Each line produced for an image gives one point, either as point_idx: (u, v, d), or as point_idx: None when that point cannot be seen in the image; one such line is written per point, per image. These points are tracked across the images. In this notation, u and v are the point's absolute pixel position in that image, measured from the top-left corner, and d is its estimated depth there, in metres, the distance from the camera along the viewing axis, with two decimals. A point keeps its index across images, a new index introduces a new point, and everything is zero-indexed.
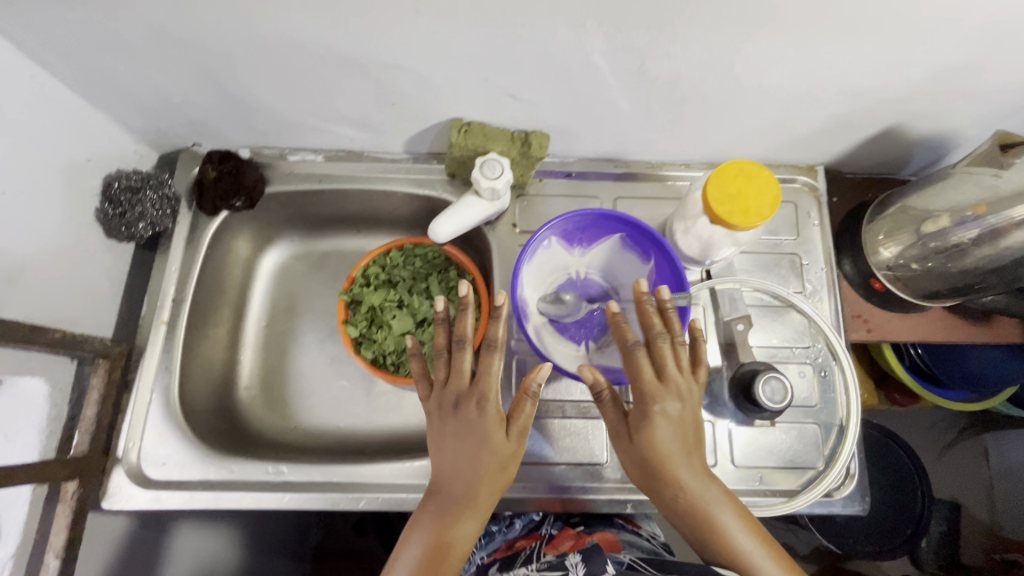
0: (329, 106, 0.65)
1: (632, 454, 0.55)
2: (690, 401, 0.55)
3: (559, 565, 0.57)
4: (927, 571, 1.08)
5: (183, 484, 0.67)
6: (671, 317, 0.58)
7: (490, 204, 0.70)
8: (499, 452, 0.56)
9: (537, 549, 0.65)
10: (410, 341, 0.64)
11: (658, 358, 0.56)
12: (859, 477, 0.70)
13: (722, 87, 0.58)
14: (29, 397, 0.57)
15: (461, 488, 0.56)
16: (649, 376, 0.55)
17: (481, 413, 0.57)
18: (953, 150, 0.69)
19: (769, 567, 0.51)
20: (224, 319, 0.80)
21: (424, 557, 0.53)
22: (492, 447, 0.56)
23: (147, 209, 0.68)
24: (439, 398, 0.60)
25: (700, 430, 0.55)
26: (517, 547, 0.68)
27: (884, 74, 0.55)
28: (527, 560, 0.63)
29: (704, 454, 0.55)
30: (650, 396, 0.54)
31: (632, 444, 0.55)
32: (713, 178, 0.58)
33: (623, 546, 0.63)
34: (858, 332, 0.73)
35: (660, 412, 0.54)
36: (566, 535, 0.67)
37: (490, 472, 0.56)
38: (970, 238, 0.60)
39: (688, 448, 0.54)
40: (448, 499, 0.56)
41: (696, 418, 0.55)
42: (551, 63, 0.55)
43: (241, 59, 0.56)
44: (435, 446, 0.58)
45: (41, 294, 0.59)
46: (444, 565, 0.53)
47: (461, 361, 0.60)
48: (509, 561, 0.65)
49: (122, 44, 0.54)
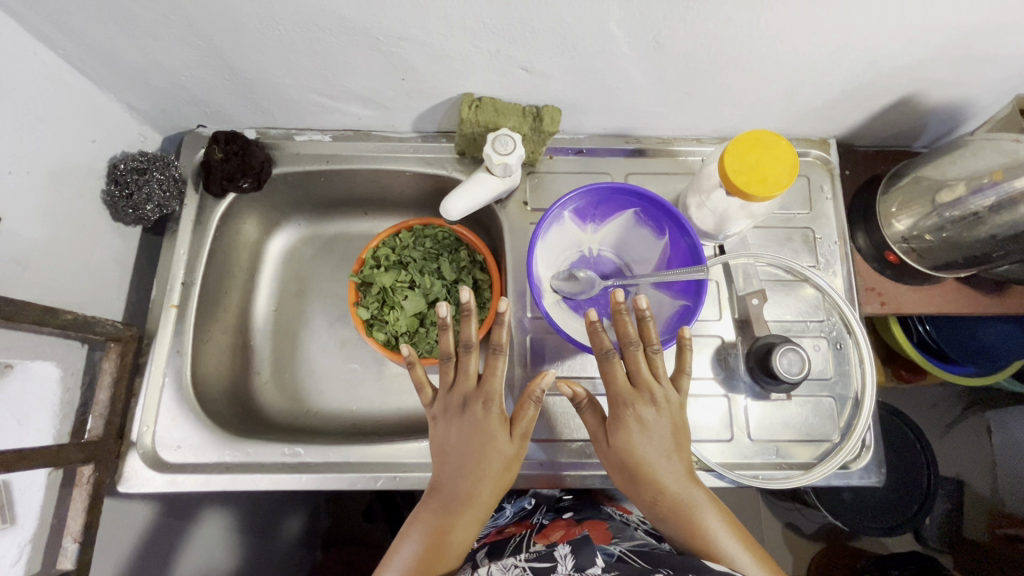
0: (338, 82, 0.64)
1: (612, 460, 0.59)
2: (667, 407, 0.58)
3: (548, 556, 0.56)
4: (931, 547, 1.10)
5: (198, 467, 0.66)
6: (647, 325, 0.59)
7: (501, 181, 0.69)
8: (502, 454, 0.58)
9: (527, 537, 0.64)
10: (406, 348, 0.62)
11: (633, 365, 0.58)
12: (875, 448, 0.70)
13: (739, 57, 0.57)
14: (41, 382, 0.56)
15: (463, 489, 0.57)
16: (624, 383, 0.58)
17: (487, 414, 0.58)
18: (967, 120, 0.69)
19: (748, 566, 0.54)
20: (233, 303, 0.79)
21: (421, 555, 0.55)
22: (495, 449, 0.57)
23: (154, 190, 0.66)
24: (445, 401, 0.60)
25: (680, 435, 0.58)
26: (508, 533, 0.68)
27: (905, 40, 0.54)
28: (516, 549, 0.61)
29: (683, 457, 0.58)
30: (623, 403, 0.57)
31: (610, 451, 0.59)
32: (730, 149, 0.57)
33: (613, 537, 0.63)
34: (873, 305, 0.73)
35: (636, 418, 0.57)
36: (556, 525, 0.66)
37: (493, 473, 0.57)
38: (987, 205, 0.60)
39: (665, 453, 0.57)
40: (449, 498, 0.57)
41: (674, 423, 0.58)
42: (567, 32, 0.54)
43: (249, 32, 0.55)
44: (438, 447, 0.59)
45: (48, 278, 0.58)
46: (441, 561, 0.55)
47: (467, 363, 0.60)
48: (498, 546, 0.64)
49: (126, 17, 0.52)
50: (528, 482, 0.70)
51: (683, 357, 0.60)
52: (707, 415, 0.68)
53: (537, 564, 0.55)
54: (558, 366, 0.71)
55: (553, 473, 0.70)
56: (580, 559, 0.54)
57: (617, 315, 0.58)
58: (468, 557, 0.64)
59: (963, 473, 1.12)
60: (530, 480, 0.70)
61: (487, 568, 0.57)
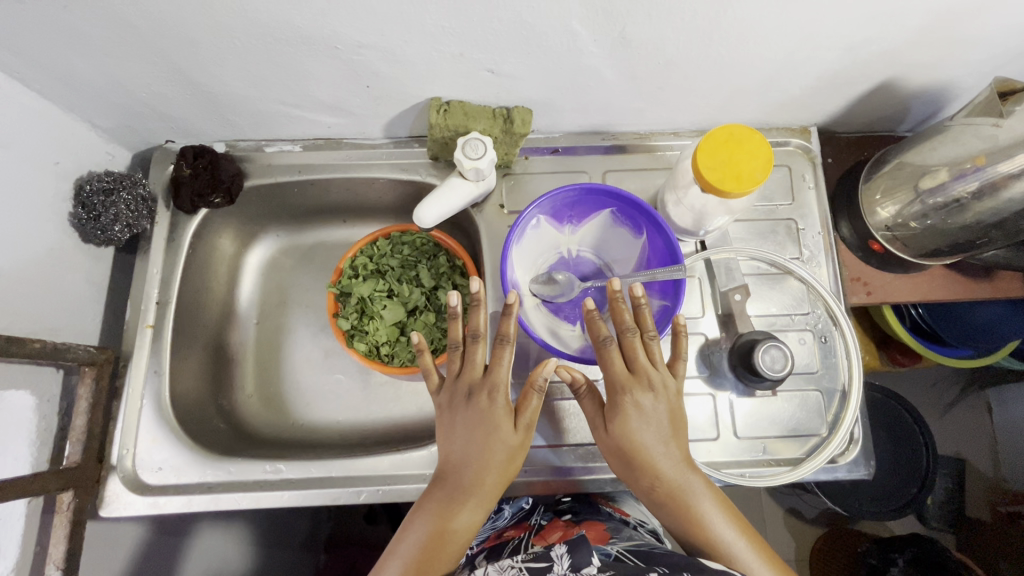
0: (304, 91, 0.62)
1: (610, 447, 0.58)
2: (664, 392, 0.57)
3: (544, 556, 0.56)
4: (933, 526, 1.08)
5: (180, 488, 0.66)
6: (642, 312, 0.59)
7: (475, 185, 0.68)
8: (508, 443, 0.57)
9: (525, 539, 0.63)
10: (417, 337, 0.63)
11: (629, 353, 0.58)
12: (863, 441, 0.69)
13: (709, 50, 0.56)
14: (15, 411, 0.55)
15: (468, 479, 0.56)
16: (620, 370, 0.57)
17: (492, 405, 0.57)
18: (951, 102, 0.67)
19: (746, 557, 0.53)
20: (212, 318, 0.78)
21: (425, 543, 0.53)
22: (501, 439, 0.56)
23: (122, 210, 0.66)
24: (451, 390, 0.60)
25: (677, 421, 0.57)
26: (506, 537, 0.66)
27: (880, 25, 0.52)
28: (514, 551, 0.61)
29: (681, 444, 0.57)
30: (619, 388, 0.56)
31: (609, 438, 0.57)
32: (704, 144, 0.55)
33: (610, 537, 0.62)
34: (858, 296, 0.72)
35: (633, 405, 0.56)
36: (554, 526, 0.65)
37: (498, 463, 0.56)
38: (971, 191, 0.58)
39: (662, 439, 0.55)
40: (454, 488, 0.56)
41: (671, 409, 0.57)
42: (531, 33, 0.52)
43: (205, 45, 0.53)
44: (443, 437, 0.58)
45: (17, 306, 0.57)
46: (439, 560, 0.53)
47: (473, 353, 0.60)
48: (496, 550, 0.63)
49: (80, 37, 0.51)
50: (520, 488, 0.68)
51: (679, 343, 0.59)
52: (693, 415, 0.68)
53: (533, 565, 0.54)
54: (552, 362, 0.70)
55: (543, 479, 0.69)
56: (576, 558, 0.53)
57: (614, 303, 0.59)
58: (466, 561, 0.64)
59: (964, 452, 1.11)
60: (525, 486, 0.68)
61: (483, 568, 0.56)
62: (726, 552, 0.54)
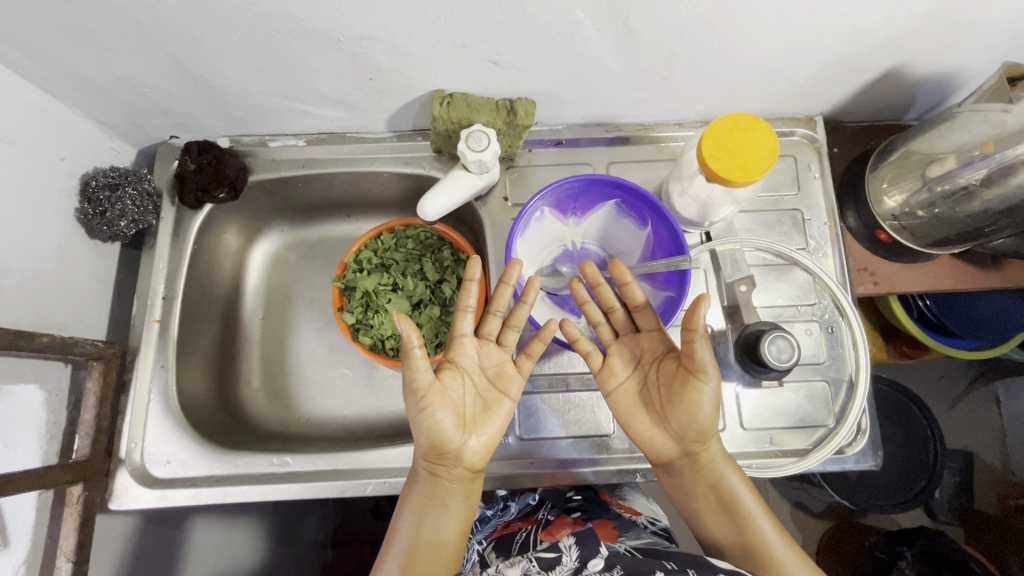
0: (306, 85, 0.62)
1: (651, 433, 0.58)
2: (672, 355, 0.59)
3: (553, 546, 0.57)
4: (942, 520, 1.08)
5: (188, 481, 0.66)
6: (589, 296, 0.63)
7: (479, 177, 0.68)
8: (455, 426, 0.55)
9: (533, 533, 0.63)
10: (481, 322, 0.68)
11: (647, 318, 0.60)
12: (870, 432, 0.69)
13: (713, 38, 0.55)
14: (24, 405, 0.56)
15: (429, 461, 0.57)
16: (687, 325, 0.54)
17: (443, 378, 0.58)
18: (957, 90, 0.66)
19: (765, 522, 0.55)
20: (218, 313, 0.79)
21: (410, 537, 0.55)
22: (445, 423, 0.54)
23: (127, 206, 0.66)
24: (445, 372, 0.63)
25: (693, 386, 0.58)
26: (513, 529, 0.66)
27: (887, 11, 0.52)
28: (522, 546, 0.60)
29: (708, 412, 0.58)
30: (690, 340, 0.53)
31: (649, 420, 0.58)
32: (707, 135, 0.55)
33: (619, 535, 0.61)
34: (865, 286, 0.72)
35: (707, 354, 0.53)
36: (563, 522, 0.64)
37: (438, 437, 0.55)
38: (979, 178, 0.57)
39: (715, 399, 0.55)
40: (424, 474, 0.57)
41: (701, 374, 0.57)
42: (533, 23, 0.52)
43: (208, 39, 0.53)
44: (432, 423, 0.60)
45: (24, 301, 0.58)
46: (421, 547, 0.54)
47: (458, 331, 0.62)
48: (504, 544, 0.63)
49: (85, 32, 0.51)
50: (527, 480, 0.68)
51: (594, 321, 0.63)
52: None
53: (542, 555, 0.55)
54: (546, 363, 0.71)
55: (550, 471, 0.68)
56: (584, 550, 0.54)
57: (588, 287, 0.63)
58: (476, 553, 0.64)
59: (971, 445, 1.10)
60: (532, 478, 0.68)
61: (494, 566, 0.57)
62: (773, 558, 0.53)
